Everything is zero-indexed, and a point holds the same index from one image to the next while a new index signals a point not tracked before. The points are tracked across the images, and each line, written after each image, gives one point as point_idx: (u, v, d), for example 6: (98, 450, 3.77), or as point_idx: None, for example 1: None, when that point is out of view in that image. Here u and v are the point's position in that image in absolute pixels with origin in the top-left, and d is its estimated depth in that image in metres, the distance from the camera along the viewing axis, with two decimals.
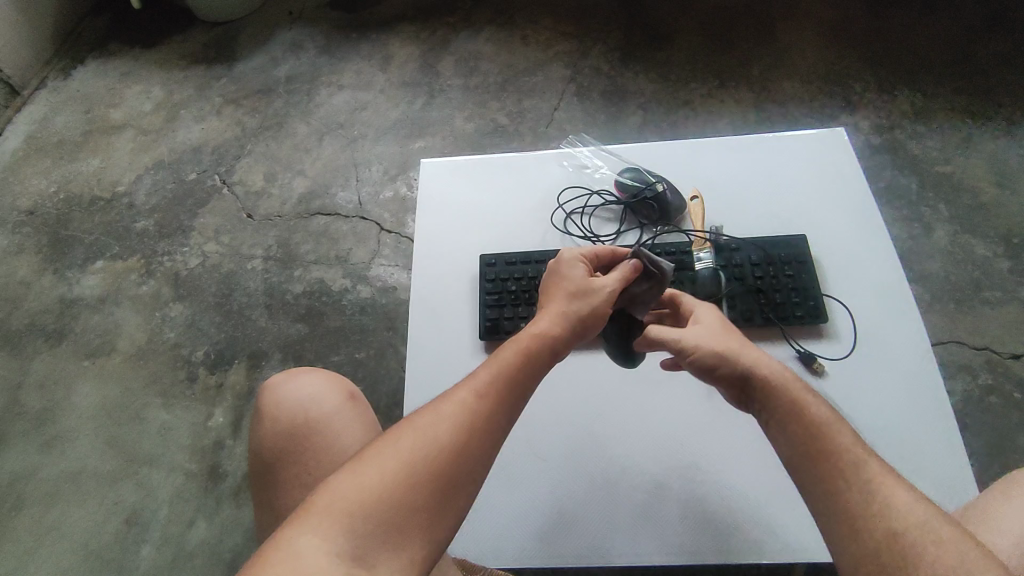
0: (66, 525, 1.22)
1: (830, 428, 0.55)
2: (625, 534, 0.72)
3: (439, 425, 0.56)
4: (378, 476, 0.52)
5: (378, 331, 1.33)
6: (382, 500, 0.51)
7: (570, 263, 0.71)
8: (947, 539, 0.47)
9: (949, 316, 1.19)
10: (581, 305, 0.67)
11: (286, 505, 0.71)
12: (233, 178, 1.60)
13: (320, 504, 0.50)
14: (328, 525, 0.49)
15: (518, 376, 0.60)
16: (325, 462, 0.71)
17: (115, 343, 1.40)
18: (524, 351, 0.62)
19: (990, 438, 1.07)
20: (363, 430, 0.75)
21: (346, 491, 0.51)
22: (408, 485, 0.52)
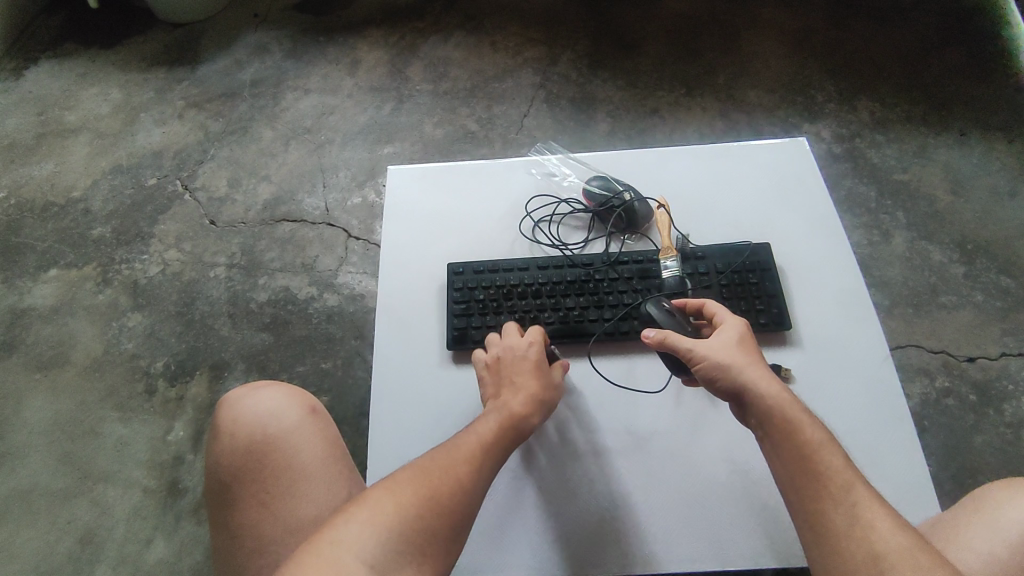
0: (14, 546, 1.16)
1: (827, 452, 0.56)
2: (591, 544, 0.72)
3: (433, 474, 0.60)
4: (413, 494, 0.57)
5: (345, 339, 1.31)
6: (414, 517, 0.56)
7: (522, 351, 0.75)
8: (924, 566, 0.50)
9: (909, 321, 1.22)
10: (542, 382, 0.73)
11: (242, 524, 0.69)
12: (196, 183, 1.56)
13: (363, 513, 0.55)
14: (368, 533, 0.54)
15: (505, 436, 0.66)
16: (284, 481, 0.70)
17: (69, 354, 1.34)
18: (508, 418, 0.67)
19: (947, 439, 1.10)
20: (325, 445, 0.73)
21: (387, 502, 0.56)
22: (438, 504, 0.57)
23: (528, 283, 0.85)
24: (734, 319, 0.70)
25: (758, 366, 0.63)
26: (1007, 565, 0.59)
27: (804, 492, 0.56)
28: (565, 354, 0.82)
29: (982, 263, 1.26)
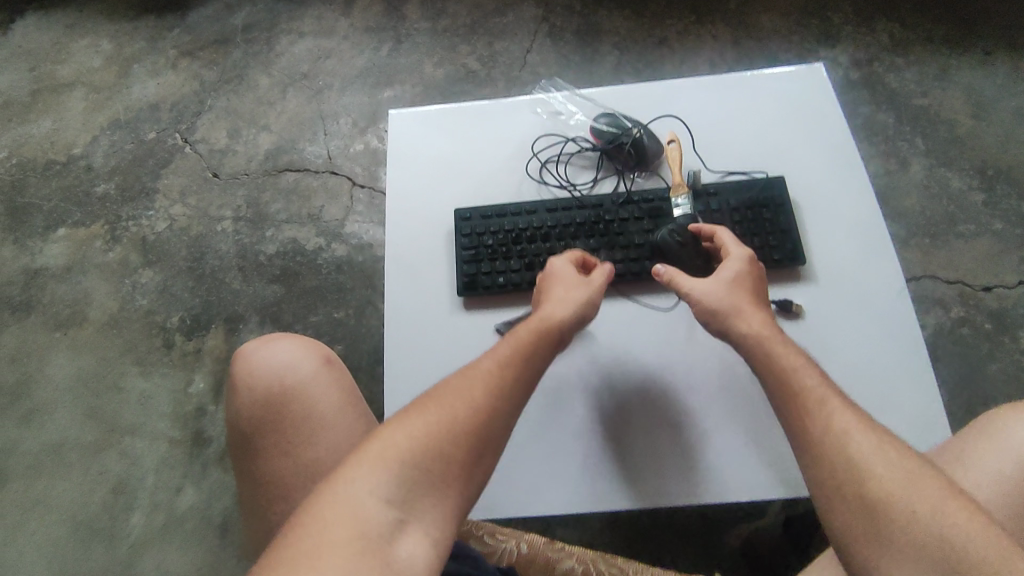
0: (54, 496, 1.22)
1: (801, 376, 0.61)
2: (605, 481, 0.73)
3: (447, 403, 0.58)
4: (423, 427, 0.56)
5: (356, 289, 1.32)
6: (426, 451, 0.55)
7: (558, 268, 0.73)
8: (897, 462, 0.53)
9: (924, 252, 1.21)
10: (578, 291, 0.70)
11: (265, 472, 0.71)
12: (196, 136, 1.53)
13: (373, 450, 0.55)
14: (379, 470, 0.53)
15: (531, 355, 0.64)
16: (303, 431, 0.71)
17: (86, 313, 1.36)
18: (538, 331, 0.65)
19: (960, 370, 1.13)
20: (341, 394, 0.74)
21: (398, 439, 0.55)
22: (450, 436, 0.56)
23: (537, 226, 0.84)
24: (743, 260, 0.71)
25: (755, 311, 0.67)
26: (1014, 484, 0.61)
27: (780, 416, 0.61)
28: None
29: (1002, 190, 1.23)
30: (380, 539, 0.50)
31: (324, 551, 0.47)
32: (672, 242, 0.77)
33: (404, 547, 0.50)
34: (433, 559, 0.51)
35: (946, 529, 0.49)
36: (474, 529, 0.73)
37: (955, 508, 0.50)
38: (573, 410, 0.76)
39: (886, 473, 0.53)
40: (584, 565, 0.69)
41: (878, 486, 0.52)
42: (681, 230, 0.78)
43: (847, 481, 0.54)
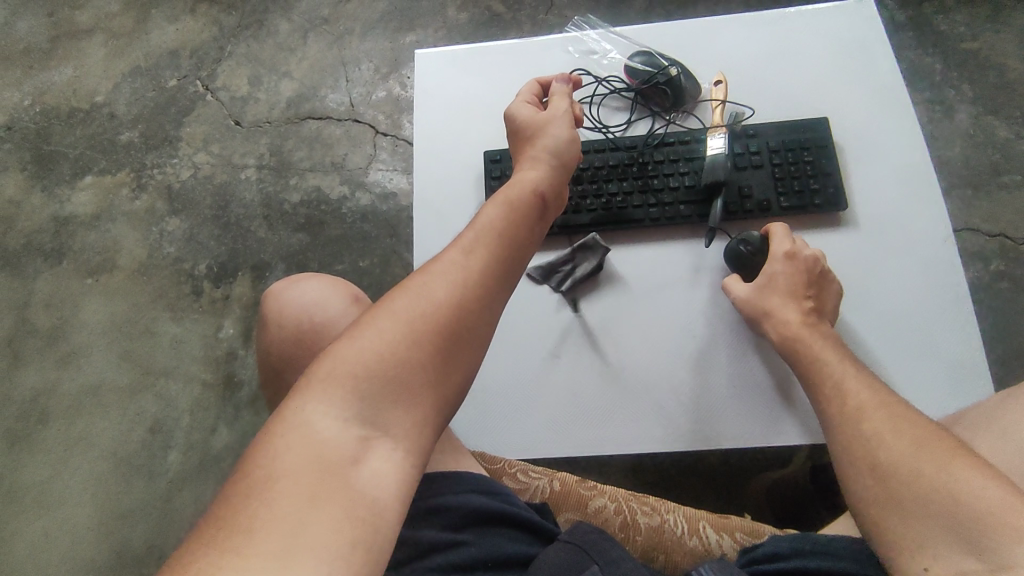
0: (93, 435, 1.26)
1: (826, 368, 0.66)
2: (627, 421, 0.72)
3: (410, 307, 0.52)
4: (378, 337, 0.50)
5: (380, 238, 1.32)
6: (385, 362, 0.49)
7: (519, 115, 0.73)
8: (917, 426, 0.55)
9: (965, 204, 1.17)
10: (544, 141, 0.69)
11: None
12: (217, 83, 1.51)
13: (321, 372, 0.49)
14: (330, 392, 0.47)
15: (500, 240, 0.57)
16: None
17: (116, 260, 1.38)
18: (506, 209, 0.60)
19: (995, 323, 1.11)
20: None
21: (352, 353, 0.49)
22: (411, 342, 0.50)
23: None
24: (782, 260, 0.73)
25: (781, 304, 0.71)
26: None
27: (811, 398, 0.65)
28: (609, 242, 0.80)
29: None
30: (342, 461, 0.45)
31: (280, 482, 0.42)
32: (734, 251, 0.74)
33: (371, 466, 0.45)
34: (406, 472, 0.47)
35: (955, 481, 0.49)
36: (507, 467, 0.75)
37: (968, 463, 0.50)
38: (589, 349, 0.75)
39: (900, 444, 0.54)
40: (616, 505, 0.71)
41: (891, 454, 0.54)
42: (748, 238, 0.74)
43: (863, 452, 0.56)
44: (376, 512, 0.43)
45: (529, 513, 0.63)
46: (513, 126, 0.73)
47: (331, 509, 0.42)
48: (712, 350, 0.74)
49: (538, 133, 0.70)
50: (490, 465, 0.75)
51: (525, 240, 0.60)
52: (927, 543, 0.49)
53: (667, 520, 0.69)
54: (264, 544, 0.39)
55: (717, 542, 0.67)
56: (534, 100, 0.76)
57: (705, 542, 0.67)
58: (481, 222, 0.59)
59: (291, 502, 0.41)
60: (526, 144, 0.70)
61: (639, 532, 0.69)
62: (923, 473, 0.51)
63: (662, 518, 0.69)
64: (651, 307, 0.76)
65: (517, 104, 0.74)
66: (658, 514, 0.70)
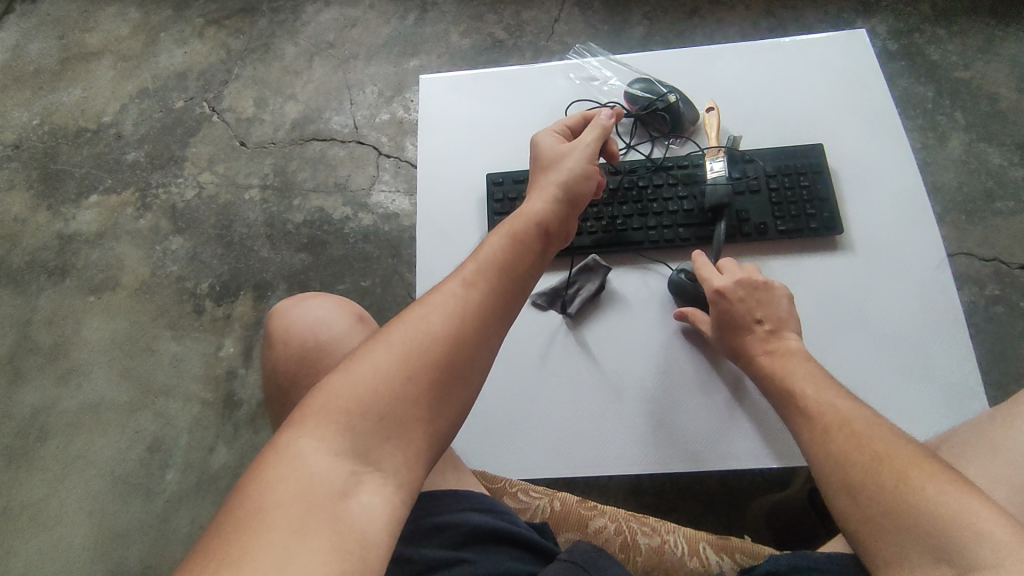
0: (91, 453, 1.26)
1: (803, 383, 0.64)
2: (624, 443, 0.72)
3: (406, 339, 0.52)
4: (373, 369, 0.50)
5: (382, 258, 1.33)
6: (378, 396, 0.49)
7: (542, 143, 0.75)
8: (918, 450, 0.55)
9: (959, 229, 1.19)
10: (558, 172, 0.70)
11: None
12: (223, 105, 1.53)
13: (315, 405, 0.49)
14: (320, 428, 0.47)
15: (499, 272, 0.58)
16: None
17: (119, 278, 1.39)
18: (509, 239, 0.61)
19: (992, 347, 1.12)
20: None
21: (347, 386, 0.50)
22: (406, 373, 0.51)
23: None
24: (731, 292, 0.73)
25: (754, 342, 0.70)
26: None
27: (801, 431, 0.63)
28: (610, 263, 0.81)
29: None
30: (332, 494, 0.44)
31: (265, 516, 0.42)
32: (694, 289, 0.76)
33: (360, 500, 0.45)
34: (396, 507, 0.46)
35: (949, 504, 0.46)
36: (508, 487, 0.75)
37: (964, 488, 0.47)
38: (588, 370, 0.76)
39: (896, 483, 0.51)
40: (617, 525, 0.71)
41: (884, 468, 0.52)
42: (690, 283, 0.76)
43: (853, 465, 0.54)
44: (362, 547, 0.43)
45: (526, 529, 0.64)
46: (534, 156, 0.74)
47: (316, 540, 0.41)
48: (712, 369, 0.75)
49: (558, 164, 0.71)
50: (491, 485, 0.75)
51: (525, 272, 0.60)
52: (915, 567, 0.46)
53: (667, 541, 0.69)
54: (248, 574, 0.38)
55: (717, 562, 0.67)
56: (561, 130, 0.77)
57: (705, 563, 0.67)
58: (483, 253, 0.59)
59: (276, 535, 0.41)
60: (544, 172, 0.72)
61: (639, 552, 0.69)
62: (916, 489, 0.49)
63: (662, 538, 0.69)
64: (652, 326, 0.78)
65: (543, 133, 0.76)
66: (658, 534, 0.70)
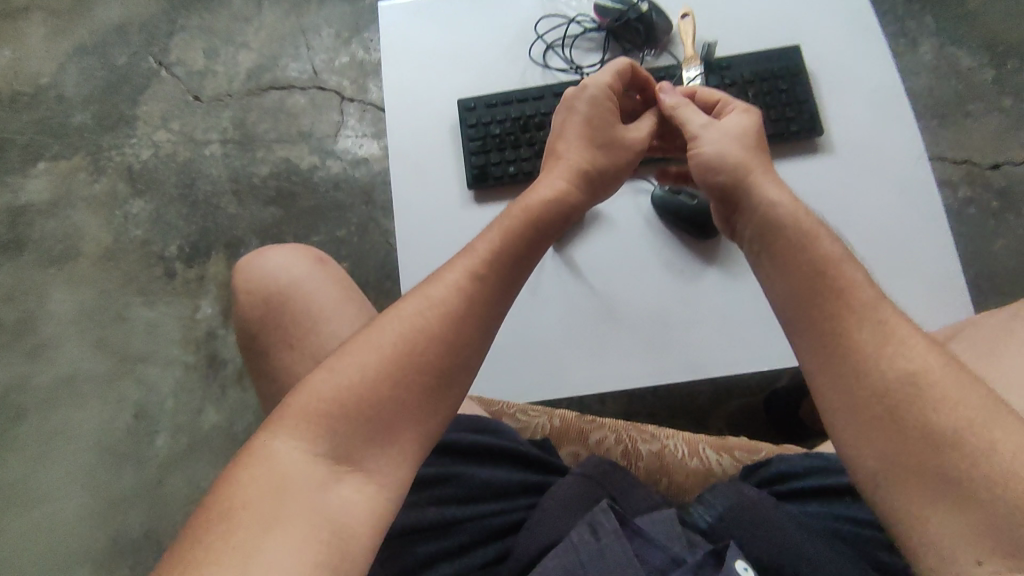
0: (75, 426, 1.23)
1: None
2: (616, 359, 0.73)
3: (394, 339, 0.50)
4: (356, 367, 0.49)
5: (355, 206, 1.29)
6: (359, 398, 0.48)
7: (594, 104, 0.64)
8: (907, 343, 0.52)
9: (932, 133, 1.19)
10: (604, 161, 0.64)
11: (276, 371, 0.70)
12: (170, 58, 1.44)
13: (295, 403, 0.49)
14: (303, 427, 0.47)
15: (498, 268, 0.55)
16: (309, 326, 0.70)
17: (81, 247, 1.33)
18: (518, 226, 0.57)
19: (965, 247, 1.15)
20: (340, 291, 0.72)
21: (330, 384, 0.49)
22: (390, 374, 0.49)
23: (545, 112, 0.82)
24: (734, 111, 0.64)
25: (766, 173, 0.58)
26: None
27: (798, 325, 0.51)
28: None
29: (1012, 66, 1.20)
30: (308, 490, 0.45)
31: (252, 505, 0.44)
32: (685, 206, 0.75)
33: (339, 499, 0.46)
34: (376, 506, 0.47)
35: (946, 417, 0.43)
36: (507, 408, 0.75)
37: (969, 397, 0.43)
38: (578, 292, 0.75)
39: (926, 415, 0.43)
40: (617, 434, 0.71)
41: (894, 368, 0.45)
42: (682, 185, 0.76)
43: (849, 351, 0.47)
44: (339, 543, 0.44)
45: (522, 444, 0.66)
46: (577, 114, 0.64)
47: (303, 529, 0.43)
48: (704, 280, 0.74)
49: (607, 147, 0.64)
50: (489, 408, 0.75)
51: (524, 267, 0.57)
52: (894, 478, 0.44)
53: (668, 445, 0.70)
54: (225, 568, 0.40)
55: (717, 461, 0.69)
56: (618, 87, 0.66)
57: (706, 462, 0.69)
58: (487, 245, 0.55)
59: (249, 529, 0.42)
60: (591, 142, 0.63)
61: (641, 458, 0.70)
62: (924, 396, 0.44)
63: (662, 443, 0.71)
64: (644, 243, 0.77)
65: (600, 80, 0.64)
66: (659, 439, 0.71)
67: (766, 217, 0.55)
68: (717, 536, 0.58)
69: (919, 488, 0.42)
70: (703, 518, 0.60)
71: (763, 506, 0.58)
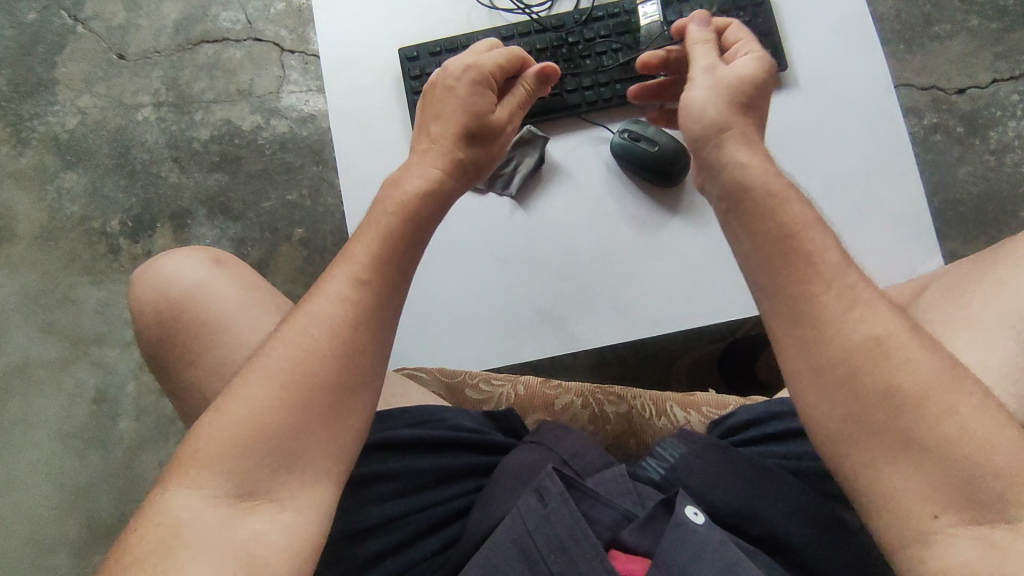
0: (32, 415, 1.18)
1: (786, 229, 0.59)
2: (577, 320, 0.71)
3: (285, 361, 0.48)
4: (249, 398, 0.47)
5: (305, 167, 1.22)
6: (257, 430, 0.46)
7: (471, 92, 0.58)
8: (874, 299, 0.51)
9: (900, 58, 1.15)
10: (477, 149, 0.58)
11: (181, 384, 0.66)
12: (86, 12, 1.30)
13: (192, 447, 0.46)
14: (203, 471, 0.45)
15: (384, 263, 0.51)
16: (209, 335, 0.65)
17: (14, 227, 1.25)
18: (403, 216, 0.53)
19: (930, 176, 1.13)
20: (236, 292, 0.67)
21: (224, 422, 0.46)
22: (286, 399, 0.47)
23: None
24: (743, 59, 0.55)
25: (744, 134, 0.52)
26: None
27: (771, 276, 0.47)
28: (548, 132, 0.75)
29: None
30: (219, 531, 0.44)
31: (158, 552, 0.43)
32: (644, 153, 0.70)
33: (253, 533, 0.44)
34: (297, 531, 0.46)
35: (907, 379, 0.42)
36: (468, 378, 0.73)
37: (931, 360, 0.43)
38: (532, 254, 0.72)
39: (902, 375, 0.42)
40: (583, 398, 0.71)
41: (861, 332, 0.43)
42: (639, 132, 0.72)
43: (814, 314, 0.45)
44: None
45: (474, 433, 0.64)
46: (454, 98, 0.58)
47: (212, 565, 0.42)
48: (666, 232, 0.72)
49: (480, 137, 0.58)
50: (451, 380, 0.73)
51: (416, 256, 0.54)
52: (855, 439, 0.43)
53: (634, 405, 0.70)
54: None
55: (685, 418, 0.69)
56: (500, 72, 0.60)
57: (673, 420, 0.69)
58: (369, 240, 0.52)
59: None
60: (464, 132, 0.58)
61: (608, 420, 0.70)
62: (892, 359, 0.43)
63: (629, 404, 0.70)
64: (601, 200, 0.73)
65: (477, 66, 0.59)
66: (626, 400, 0.70)
67: (733, 179, 0.50)
68: (667, 487, 0.58)
69: (892, 456, 0.42)
70: (655, 470, 0.59)
71: (713, 452, 0.59)
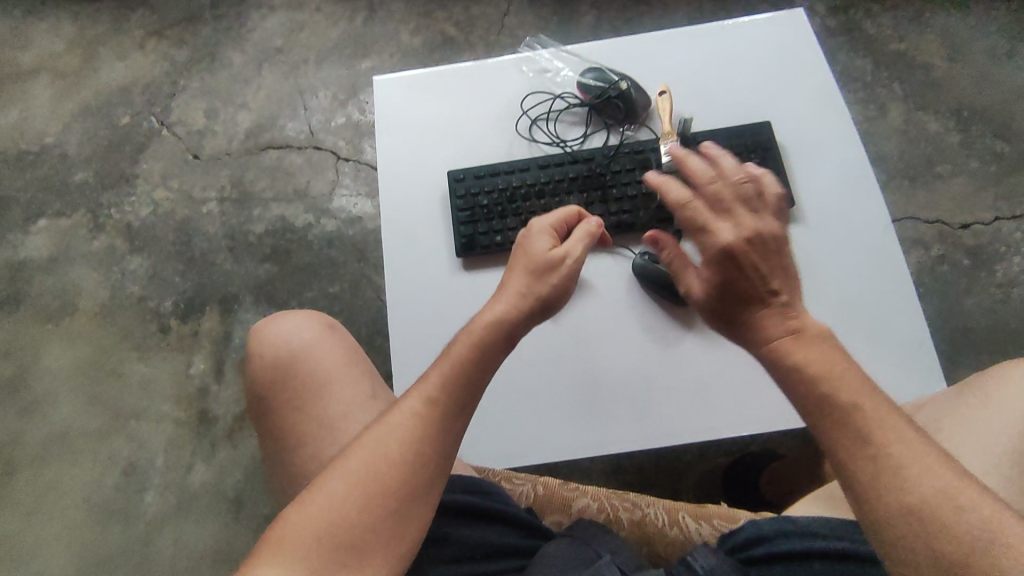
0: (63, 484, 1.22)
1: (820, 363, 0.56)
2: (605, 427, 0.75)
3: (365, 467, 0.56)
4: (330, 498, 0.54)
5: (348, 263, 1.32)
6: (334, 527, 0.53)
7: (535, 243, 0.66)
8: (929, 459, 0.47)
9: (903, 194, 1.24)
10: (545, 285, 0.64)
11: (276, 425, 0.72)
12: (172, 118, 1.48)
13: (276, 536, 0.53)
14: (284, 561, 0.51)
15: (457, 387, 0.59)
16: (314, 387, 0.72)
17: (77, 302, 1.35)
18: (475, 344, 0.60)
19: (940, 304, 1.18)
20: (345, 356, 0.76)
21: (306, 516, 0.53)
22: (361, 500, 0.54)
23: (530, 184, 0.86)
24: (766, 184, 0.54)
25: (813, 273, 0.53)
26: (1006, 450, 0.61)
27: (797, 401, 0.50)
28: None
29: (977, 131, 1.26)
30: None
31: None
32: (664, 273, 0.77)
33: None
34: None
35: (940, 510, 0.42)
36: (493, 475, 0.77)
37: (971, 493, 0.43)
38: (566, 360, 0.78)
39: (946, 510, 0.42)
40: (600, 503, 0.73)
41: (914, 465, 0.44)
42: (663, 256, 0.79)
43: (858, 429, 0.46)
44: None
45: (518, 511, 0.68)
46: (527, 251, 0.66)
47: None
48: (683, 347, 0.77)
49: (544, 272, 0.64)
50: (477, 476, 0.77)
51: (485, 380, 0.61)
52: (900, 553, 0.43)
53: (649, 514, 0.72)
54: None
55: (697, 530, 0.71)
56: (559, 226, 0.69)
57: (686, 532, 0.71)
58: (445, 363, 0.60)
59: None
60: (536, 275, 0.64)
61: (622, 526, 0.72)
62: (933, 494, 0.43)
63: (643, 512, 0.72)
64: (629, 313, 0.79)
65: (541, 225, 0.68)
66: (640, 508, 0.73)
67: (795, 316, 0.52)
68: None
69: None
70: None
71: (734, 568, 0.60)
